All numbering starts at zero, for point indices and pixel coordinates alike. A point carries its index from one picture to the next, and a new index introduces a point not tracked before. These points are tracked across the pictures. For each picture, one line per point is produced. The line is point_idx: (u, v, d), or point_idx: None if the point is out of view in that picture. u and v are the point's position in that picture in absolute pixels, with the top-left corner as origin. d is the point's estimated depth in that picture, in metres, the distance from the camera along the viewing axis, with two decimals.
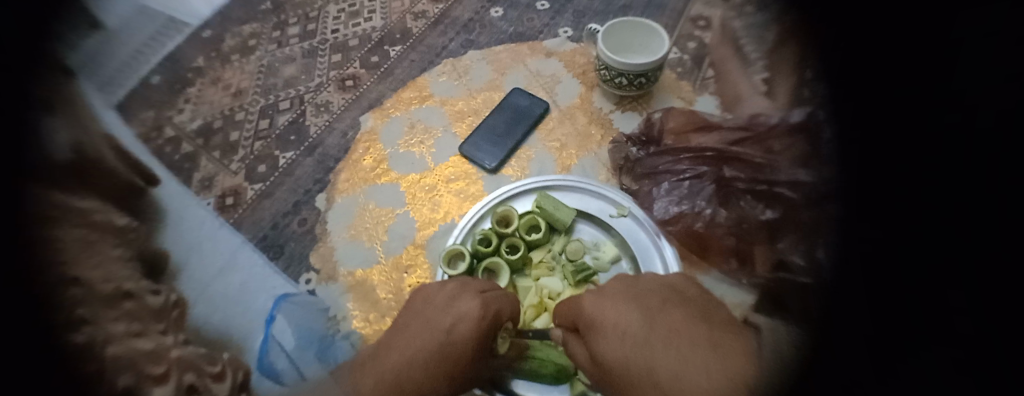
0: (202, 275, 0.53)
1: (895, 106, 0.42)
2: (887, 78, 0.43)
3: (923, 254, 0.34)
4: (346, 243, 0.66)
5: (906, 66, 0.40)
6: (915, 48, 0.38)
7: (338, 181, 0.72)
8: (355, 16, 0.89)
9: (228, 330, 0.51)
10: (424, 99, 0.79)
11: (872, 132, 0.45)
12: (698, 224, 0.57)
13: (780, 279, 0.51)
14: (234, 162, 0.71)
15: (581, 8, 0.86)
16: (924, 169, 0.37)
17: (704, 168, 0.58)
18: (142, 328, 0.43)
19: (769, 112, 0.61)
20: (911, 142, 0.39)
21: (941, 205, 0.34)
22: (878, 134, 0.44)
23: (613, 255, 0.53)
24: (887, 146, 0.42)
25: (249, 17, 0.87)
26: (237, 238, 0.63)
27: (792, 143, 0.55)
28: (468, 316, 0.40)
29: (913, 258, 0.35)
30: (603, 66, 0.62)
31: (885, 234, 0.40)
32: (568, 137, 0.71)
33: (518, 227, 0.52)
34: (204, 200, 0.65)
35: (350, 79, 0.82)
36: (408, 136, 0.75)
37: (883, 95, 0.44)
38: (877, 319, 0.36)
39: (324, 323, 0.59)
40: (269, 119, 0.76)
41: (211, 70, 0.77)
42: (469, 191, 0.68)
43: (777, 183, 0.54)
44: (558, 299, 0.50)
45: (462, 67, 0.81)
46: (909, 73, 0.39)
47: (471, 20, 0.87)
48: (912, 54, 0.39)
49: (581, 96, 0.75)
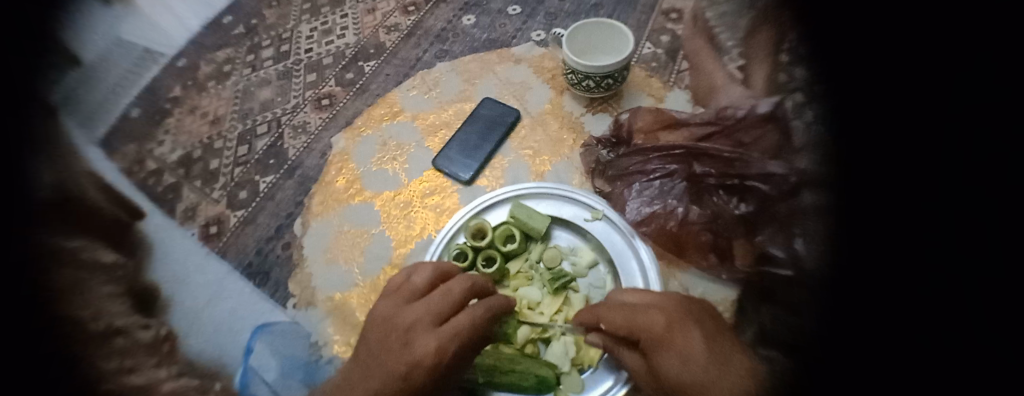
0: (196, 305, 0.55)
1: (891, 109, 0.42)
2: (878, 83, 0.45)
3: (922, 248, 0.35)
4: (322, 267, 0.65)
5: (905, 65, 0.40)
6: (908, 53, 0.40)
7: (313, 205, 0.71)
8: (327, 34, 0.89)
9: (218, 359, 0.51)
10: (396, 115, 0.78)
11: (868, 131, 0.45)
12: (671, 223, 0.56)
13: (762, 273, 0.51)
14: (216, 189, 0.71)
15: (552, 10, 0.86)
16: (906, 172, 0.39)
17: (675, 166, 0.58)
18: (135, 363, 0.45)
19: (736, 104, 0.60)
20: (900, 139, 0.40)
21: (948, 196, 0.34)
22: (874, 133, 0.44)
23: (590, 260, 0.53)
24: (879, 139, 0.43)
25: (223, 42, 0.87)
26: (223, 266, 0.63)
27: (761, 135, 0.56)
28: (422, 363, 0.35)
29: (903, 255, 0.36)
30: (570, 70, 0.62)
31: (879, 228, 0.41)
32: (541, 144, 0.71)
33: (493, 238, 0.52)
34: (188, 230, 0.65)
35: (326, 98, 0.81)
36: (382, 154, 0.75)
37: (883, 87, 0.44)
38: (859, 316, 0.38)
39: (306, 349, 0.57)
40: (248, 145, 0.76)
41: (188, 99, 0.77)
42: (444, 204, 0.68)
43: (749, 177, 0.53)
44: (538, 308, 0.49)
45: (431, 80, 0.81)
46: (899, 74, 0.41)
47: (444, 30, 0.86)
48: (904, 56, 0.41)
49: (552, 101, 0.75)
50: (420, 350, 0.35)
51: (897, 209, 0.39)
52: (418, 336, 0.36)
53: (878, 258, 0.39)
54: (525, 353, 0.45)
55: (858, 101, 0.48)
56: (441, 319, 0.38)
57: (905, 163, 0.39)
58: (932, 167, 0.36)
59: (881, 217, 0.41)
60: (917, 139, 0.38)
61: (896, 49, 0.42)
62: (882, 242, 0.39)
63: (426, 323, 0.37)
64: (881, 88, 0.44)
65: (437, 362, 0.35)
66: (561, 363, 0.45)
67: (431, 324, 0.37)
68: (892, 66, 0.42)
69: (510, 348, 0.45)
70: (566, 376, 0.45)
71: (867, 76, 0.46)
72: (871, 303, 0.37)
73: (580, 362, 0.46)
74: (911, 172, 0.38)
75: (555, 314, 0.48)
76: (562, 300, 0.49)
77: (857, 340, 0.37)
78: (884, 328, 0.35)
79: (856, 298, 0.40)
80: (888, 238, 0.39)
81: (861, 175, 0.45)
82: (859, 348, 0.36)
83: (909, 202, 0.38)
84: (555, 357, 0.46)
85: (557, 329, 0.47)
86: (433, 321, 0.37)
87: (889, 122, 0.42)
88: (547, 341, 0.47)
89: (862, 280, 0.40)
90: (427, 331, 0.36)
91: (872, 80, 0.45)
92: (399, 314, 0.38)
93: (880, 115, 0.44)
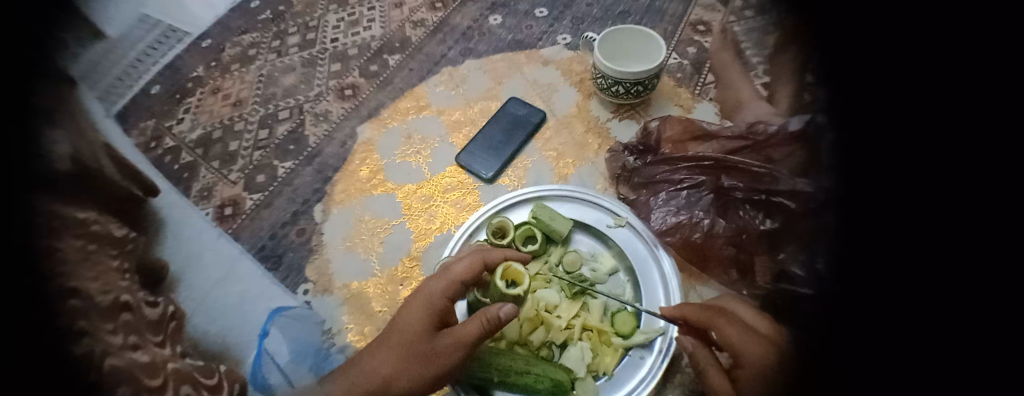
0: (203, 283, 0.54)
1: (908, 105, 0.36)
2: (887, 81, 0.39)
3: (967, 223, 0.29)
4: (341, 255, 0.65)
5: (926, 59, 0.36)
6: (928, 45, 0.36)
7: (335, 192, 0.70)
8: (354, 25, 0.89)
9: (224, 340, 0.51)
10: (422, 109, 0.78)
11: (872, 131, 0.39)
12: (696, 234, 0.56)
13: (777, 291, 0.45)
14: (234, 171, 0.71)
15: (579, 15, 0.86)
16: (929, 183, 0.32)
17: (702, 178, 0.57)
18: (139, 340, 0.43)
19: (769, 120, 0.59)
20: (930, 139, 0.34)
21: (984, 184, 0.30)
22: (881, 134, 0.38)
23: (611, 267, 0.53)
24: (886, 143, 0.37)
25: (249, 27, 0.88)
26: (236, 248, 0.64)
27: (792, 151, 0.52)
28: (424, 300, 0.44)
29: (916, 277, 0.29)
30: (600, 75, 0.62)
31: (883, 203, 0.35)
32: (566, 146, 0.71)
33: (515, 237, 0.52)
34: (203, 210, 0.67)
35: (349, 88, 0.81)
36: (406, 147, 0.75)
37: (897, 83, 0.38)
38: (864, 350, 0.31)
39: (319, 336, 0.57)
40: (269, 129, 0.77)
41: (211, 79, 0.80)
42: (466, 201, 0.67)
43: (775, 192, 0.50)
44: (555, 312, 0.48)
45: (459, 76, 0.81)
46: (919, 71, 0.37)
47: (470, 28, 0.87)
48: (922, 50, 0.36)
49: (579, 104, 0.75)
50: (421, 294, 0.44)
51: (913, 224, 0.31)
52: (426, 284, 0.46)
53: (883, 232, 0.33)
54: (540, 355, 0.46)
55: (861, 98, 0.42)
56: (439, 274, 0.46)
57: (932, 170, 0.33)
58: (959, 170, 0.31)
59: (885, 188, 0.35)
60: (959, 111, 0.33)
61: (915, 41, 0.37)
62: (890, 217, 0.33)
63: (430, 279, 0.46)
64: (892, 85, 0.38)
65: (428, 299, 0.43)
66: (576, 368, 0.45)
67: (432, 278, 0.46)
68: (907, 52, 0.38)
69: (524, 349, 0.46)
70: (581, 381, 0.44)
71: (871, 74, 0.40)
72: (872, 281, 0.33)
73: (595, 368, 0.46)
74: (914, 121, 0.36)
75: (572, 320, 0.48)
76: (579, 305, 0.49)
77: (868, 329, 0.31)
78: (902, 314, 0.29)
79: (854, 278, 0.34)
80: (895, 222, 0.33)
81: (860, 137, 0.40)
82: (872, 337, 0.30)
83: (935, 217, 0.31)
84: (572, 361, 0.45)
85: (574, 335, 0.47)
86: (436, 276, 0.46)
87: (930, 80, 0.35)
88: (563, 346, 0.47)
89: (860, 257, 0.35)
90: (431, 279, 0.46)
91: (880, 78, 0.39)
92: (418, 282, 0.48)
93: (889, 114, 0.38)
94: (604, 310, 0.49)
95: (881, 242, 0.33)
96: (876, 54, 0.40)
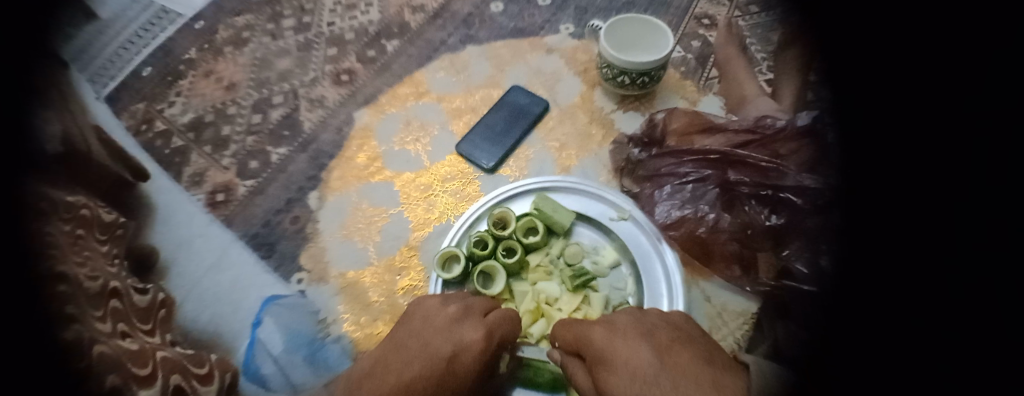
0: (195, 272, 0.58)
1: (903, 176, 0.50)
2: (891, 155, 0.53)
3: (930, 264, 0.43)
4: (337, 243, 0.63)
5: (931, 136, 0.48)
6: (947, 121, 0.47)
7: (331, 179, 0.69)
8: (352, 8, 0.86)
9: (216, 331, 0.53)
10: (421, 96, 0.77)
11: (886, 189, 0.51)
12: (701, 229, 0.55)
13: (784, 287, 0.50)
14: (225, 157, 0.69)
15: (583, 4, 0.84)
16: (914, 242, 0.46)
17: (708, 172, 0.55)
18: (128, 327, 0.43)
19: (776, 115, 0.59)
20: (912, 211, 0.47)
21: (964, 232, 0.41)
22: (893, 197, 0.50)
23: (613, 260, 0.52)
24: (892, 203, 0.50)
25: (242, 8, 0.85)
26: (228, 235, 0.62)
27: (799, 146, 0.54)
28: (469, 346, 0.38)
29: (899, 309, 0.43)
30: (606, 64, 0.60)
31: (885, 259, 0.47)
32: (569, 137, 0.69)
33: (515, 229, 0.50)
34: (195, 196, 0.65)
35: (345, 74, 0.79)
36: (404, 134, 0.73)
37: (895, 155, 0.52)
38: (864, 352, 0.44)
39: (314, 326, 0.56)
40: (262, 114, 0.74)
41: (204, 62, 0.78)
42: (466, 191, 0.66)
43: (782, 188, 0.51)
44: (556, 304, 0.49)
45: (460, 62, 0.79)
46: (923, 146, 0.49)
47: (470, 15, 0.84)
48: (938, 125, 0.48)
49: (582, 94, 0.73)
50: (469, 333, 0.39)
51: (906, 273, 0.45)
52: (465, 323, 0.40)
53: (885, 280, 0.47)
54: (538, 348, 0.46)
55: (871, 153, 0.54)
56: (485, 311, 0.42)
57: (911, 230, 0.47)
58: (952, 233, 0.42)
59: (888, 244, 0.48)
60: (897, 180, 0.50)
61: (927, 121, 0.50)
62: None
63: (474, 314, 0.41)
64: (893, 155, 0.52)
65: (484, 344, 0.38)
66: None
67: (478, 315, 0.41)
68: (908, 128, 0.52)
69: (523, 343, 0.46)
70: None
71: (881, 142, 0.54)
72: (882, 305, 0.45)
73: None
74: (911, 186, 0.49)
75: (573, 312, 0.48)
76: (581, 298, 0.48)
77: (863, 350, 0.44)
78: (890, 339, 0.42)
79: (860, 302, 0.48)
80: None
81: (866, 192, 0.52)
82: (866, 348, 0.44)
83: (918, 271, 0.44)
84: None
85: None
86: (478, 316, 0.41)
87: (897, 157, 0.52)
88: None
89: (865, 283, 0.48)
90: (474, 320, 0.41)
91: (886, 148, 0.53)
92: (447, 305, 0.43)
93: (893, 181, 0.51)
94: (605, 304, 0.49)
95: (875, 275, 0.48)
96: (892, 129, 0.54)
